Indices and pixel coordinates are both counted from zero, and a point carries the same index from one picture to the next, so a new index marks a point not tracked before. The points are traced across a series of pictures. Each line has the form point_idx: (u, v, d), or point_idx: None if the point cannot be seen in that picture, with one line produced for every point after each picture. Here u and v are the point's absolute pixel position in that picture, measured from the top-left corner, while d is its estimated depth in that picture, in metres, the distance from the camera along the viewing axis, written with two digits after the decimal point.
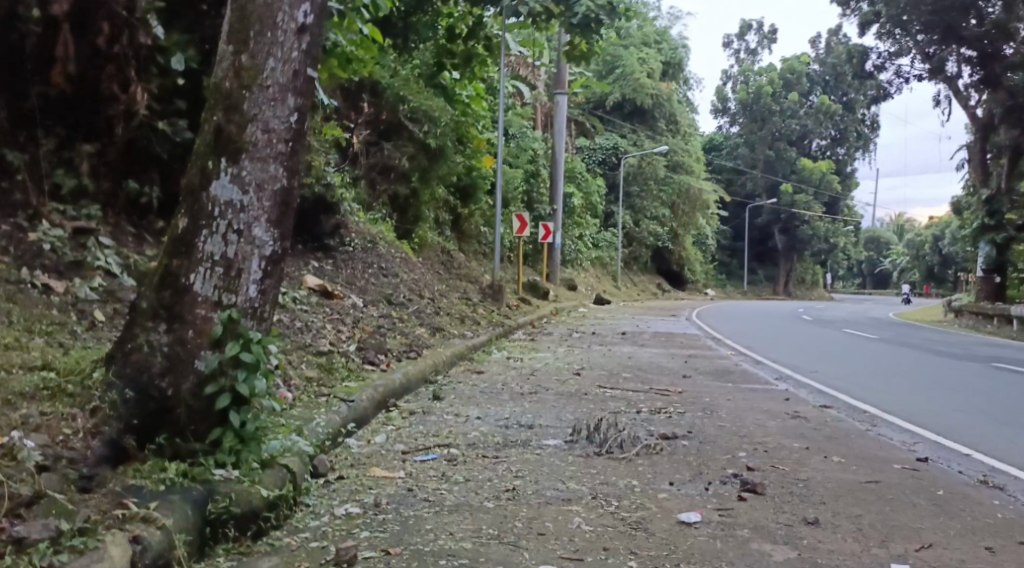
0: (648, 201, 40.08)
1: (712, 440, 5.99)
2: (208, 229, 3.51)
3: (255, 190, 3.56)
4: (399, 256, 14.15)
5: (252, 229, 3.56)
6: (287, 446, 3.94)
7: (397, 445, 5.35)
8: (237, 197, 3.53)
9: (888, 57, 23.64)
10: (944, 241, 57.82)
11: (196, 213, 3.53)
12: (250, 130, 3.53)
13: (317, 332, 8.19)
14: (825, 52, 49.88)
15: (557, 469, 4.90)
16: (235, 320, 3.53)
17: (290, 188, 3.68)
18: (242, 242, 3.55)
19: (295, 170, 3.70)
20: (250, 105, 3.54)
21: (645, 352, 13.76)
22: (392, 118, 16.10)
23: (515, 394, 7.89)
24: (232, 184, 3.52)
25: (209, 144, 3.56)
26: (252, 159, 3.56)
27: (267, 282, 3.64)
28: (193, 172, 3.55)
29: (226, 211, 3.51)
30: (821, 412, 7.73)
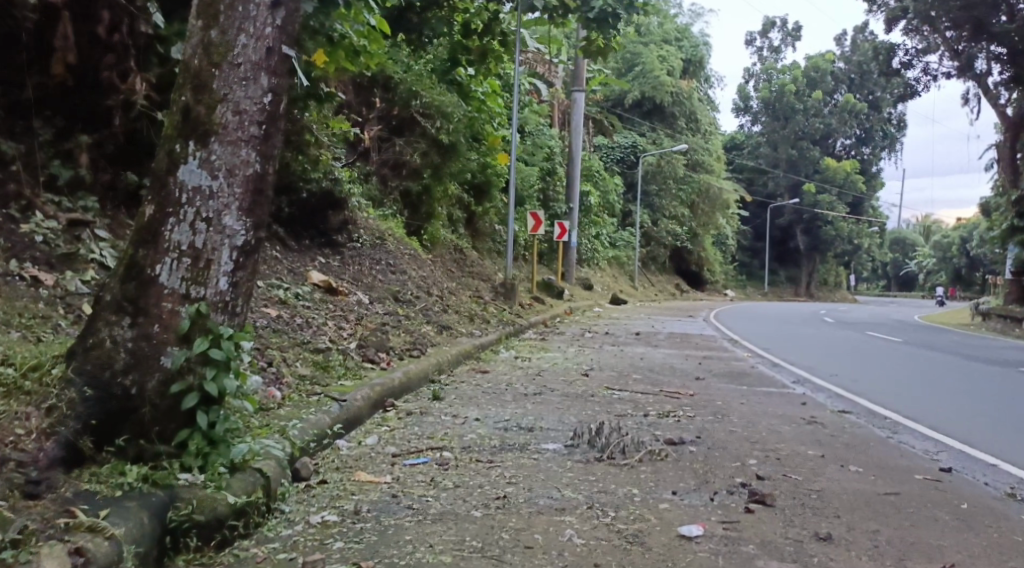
0: (666, 200, 39.72)
1: (724, 447, 5.71)
2: (175, 217, 3.42)
3: (225, 175, 3.49)
4: (408, 253, 13.94)
5: (222, 217, 3.47)
6: (263, 448, 3.74)
7: (389, 447, 5.14)
8: (205, 182, 3.46)
9: (915, 54, 23.24)
10: (970, 243, 56.96)
11: (163, 199, 3.44)
12: (219, 112, 3.48)
13: (317, 330, 8.00)
14: (850, 50, 49.22)
15: (554, 475, 4.65)
16: (203, 314, 3.37)
17: (262, 174, 3.61)
18: (211, 231, 3.44)
19: (268, 156, 3.63)
20: (220, 84, 3.50)
21: (658, 353, 13.46)
22: (405, 113, 15.82)
23: (519, 395, 7.64)
24: (201, 169, 3.45)
25: (178, 126, 3.49)
26: (222, 143, 3.50)
27: (238, 273, 3.52)
28: (161, 157, 3.49)
29: (194, 196, 3.44)
30: (838, 417, 7.45)
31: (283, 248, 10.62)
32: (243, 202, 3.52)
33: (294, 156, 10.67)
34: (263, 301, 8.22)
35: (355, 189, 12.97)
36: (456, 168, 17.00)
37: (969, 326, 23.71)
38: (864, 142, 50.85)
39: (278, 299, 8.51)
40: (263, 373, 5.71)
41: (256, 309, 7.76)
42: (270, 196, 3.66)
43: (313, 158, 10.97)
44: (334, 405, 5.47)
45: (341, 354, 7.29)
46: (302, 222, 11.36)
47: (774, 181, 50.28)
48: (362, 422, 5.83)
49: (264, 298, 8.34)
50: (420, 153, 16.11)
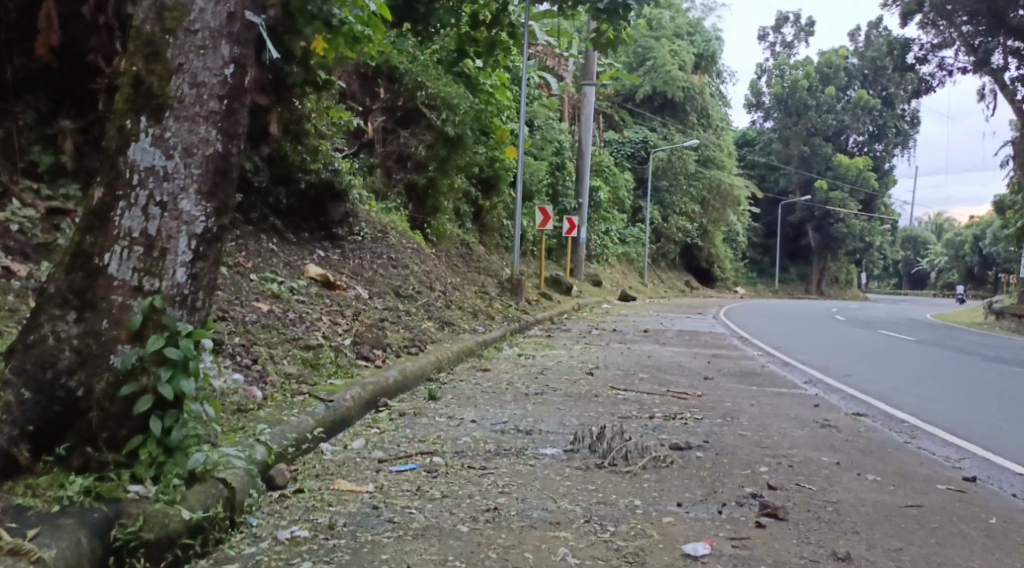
0: (677, 196, 39.32)
1: (734, 452, 5.35)
2: (126, 201, 3.20)
3: (181, 155, 3.27)
4: (410, 247, 13.60)
5: (178, 201, 3.24)
6: (231, 454, 3.43)
7: (376, 451, 4.82)
8: (159, 161, 3.24)
9: (930, 49, 22.72)
10: (984, 241, 56.34)
11: (113, 182, 3.23)
12: (175, 83, 3.27)
13: (311, 325, 7.70)
14: (864, 46, 48.65)
15: (550, 485, 4.30)
16: (157, 309, 3.12)
17: (225, 154, 3.39)
18: (166, 217, 3.22)
19: (232, 134, 3.41)
20: (175, 53, 3.29)
21: (666, 350, 13.09)
22: (410, 103, 15.45)
23: (519, 394, 7.31)
24: (154, 147, 3.23)
25: (130, 100, 3.28)
26: (178, 118, 3.28)
27: (198, 264, 3.28)
28: (112, 134, 3.27)
29: (147, 177, 3.22)
30: (854, 420, 7.09)
31: (281, 240, 10.32)
32: (202, 183, 3.30)
33: (291, 145, 10.38)
34: (256, 295, 7.93)
35: (357, 182, 12.67)
36: (463, 161, 16.63)
37: (984, 325, 23.23)
38: (878, 138, 50.18)
39: (271, 293, 8.21)
40: (246, 372, 5.41)
41: (246, 303, 7.48)
42: (234, 178, 3.44)
43: (311, 149, 10.67)
44: (320, 405, 5.18)
45: (333, 350, 6.99)
46: (301, 214, 11.05)
47: (786, 177, 49.77)
48: (352, 423, 5.53)
49: (256, 292, 8.05)
50: (425, 145, 15.80)
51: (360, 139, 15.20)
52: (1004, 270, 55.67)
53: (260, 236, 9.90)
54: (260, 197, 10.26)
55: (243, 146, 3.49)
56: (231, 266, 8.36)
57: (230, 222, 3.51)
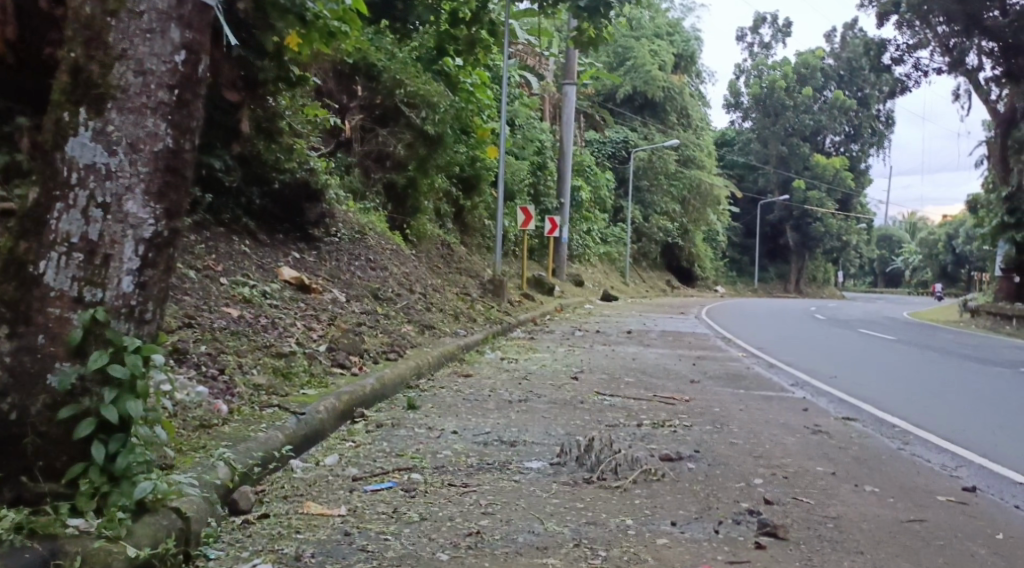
0: (658, 196, 39.20)
1: (726, 463, 5.08)
2: (64, 203, 2.96)
3: (127, 151, 3.04)
4: (389, 248, 13.28)
5: (122, 203, 3.01)
6: (187, 482, 3.16)
7: (350, 468, 4.52)
8: (100, 158, 3.00)
9: (906, 50, 22.61)
10: (959, 240, 56.77)
11: (48, 181, 2.98)
12: (117, 70, 3.01)
13: (284, 331, 7.40)
14: (841, 46, 48.76)
15: (535, 503, 4.01)
16: (99, 322, 2.93)
17: (176, 150, 3.15)
18: (109, 220, 2.99)
19: (184, 129, 3.17)
20: (118, 37, 3.03)
21: (651, 353, 12.86)
22: (388, 102, 15.15)
23: (502, 402, 7.03)
24: (94, 142, 2.98)
25: (67, 89, 3.01)
26: (122, 110, 3.03)
27: (147, 272, 3.06)
28: (48, 128, 3.01)
29: (87, 176, 2.98)
30: (846, 426, 6.87)
31: (254, 242, 10.00)
32: (150, 183, 3.06)
33: (264, 144, 10.04)
34: (226, 300, 7.62)
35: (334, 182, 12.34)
36: (444, 160, 16.33)
37: (962, 323, 23.25)
38: (854, 139, 50.33)
39: (242, 297, 7.90)
40: (210, 384, 5.10)
41: (215, 308, 7.17)
42: (187, 176, 3.20)
43: (286, 147, 10.35)
44: (289, 418, 4.89)
45: (305, 358, 6.68)
46: (276, 214, 10.72)
47: (766, 177, 49.87)
48: (324, 437, 5.23)
49: (226, 296, 7.74)
50: (403, 144, 15.52)
51: (337, 138, 15.00)
52: (980, 268, 56.11)
53: (232, 238, 9.58)
54: (233, 198, 9.92)
55: (197, 140, 3.25)
56: (201, 269, 8.04)
57: (184, 224, 3.27)
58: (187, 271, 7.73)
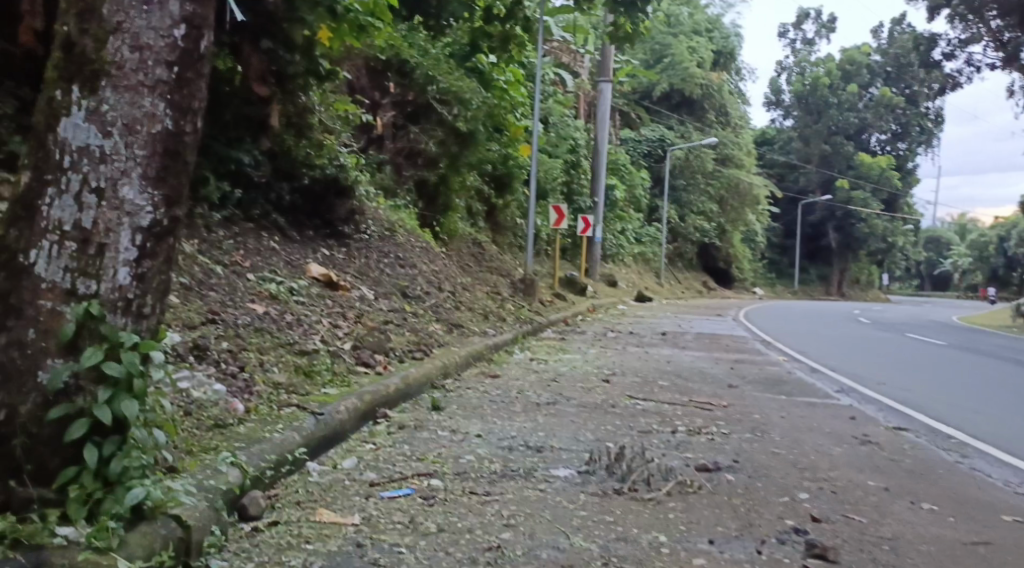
0: (694, 195, 38.73)
1: (770, 477, 4.91)
2: (55, 188, 2.89)
3: (122, 132, 2.94)
4: (419, 246, 13.11)
5: (118, 188, 2.93)
6: (189, 486, 3.06)
7: (368, 473, 4.31)
8: (94, 140, 2.92)
9: (956, 45, 21.93)
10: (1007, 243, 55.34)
11: (40, 164, 2.92)
12: (111, 45, 2.92)
13: (308, 328, 7.23)
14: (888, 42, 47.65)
15: (561, 516, 3.78)
16: (92, 316, 2.84)
17: (177, 132, 3.06)
18: (103, 207, 2.90)
19: (185, 109, 3.08)
20: (113, 10, 2.93)
21: (687, 355, 12.54)
22: (420, 98, 14.96)
23: (529, 405, 6.79)
24: (87, 123, 2.91)
25: (61, 65, 2.95)
26: (117, 88, 2.94)
27: (144, 263, 2.97)
28: (42, 108, 2.96)
29: (80, 159, 2.90)
30: (895, 439, 6.55)
31: (282, 238, 9.85)
32: (148, 167, 2.97)
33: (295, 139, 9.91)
34: (251, 296, 7.46)
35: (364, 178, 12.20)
36: (475, 158, 16.15)
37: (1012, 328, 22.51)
38: (900, 137, 49.14)
39: (268, 294, 7.73)
40: (228, 382, 4.91)
41: (240, 305, 7.01)
42: (188, 161, 3.11)
43: (316, 143, 10.22)
44: (307, 419, 4.69)
45: (326, 356, 6.48)
46: (304, 210, 10.57)
47: (806, 177, 49.13)
48: (344, 439, 5.03)
49: (252, 293, 7.57)
50: (435, 141, 15.25)
51: (368, 134, 14.67)
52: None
53: (260, 234, 9.42)
54: (263, 193, 9.76)
55: (200, 121, 3.15)
56: (228, 264, 7.88)
57: (185, 213, 3.19)
58: (213, 265, 7.58)
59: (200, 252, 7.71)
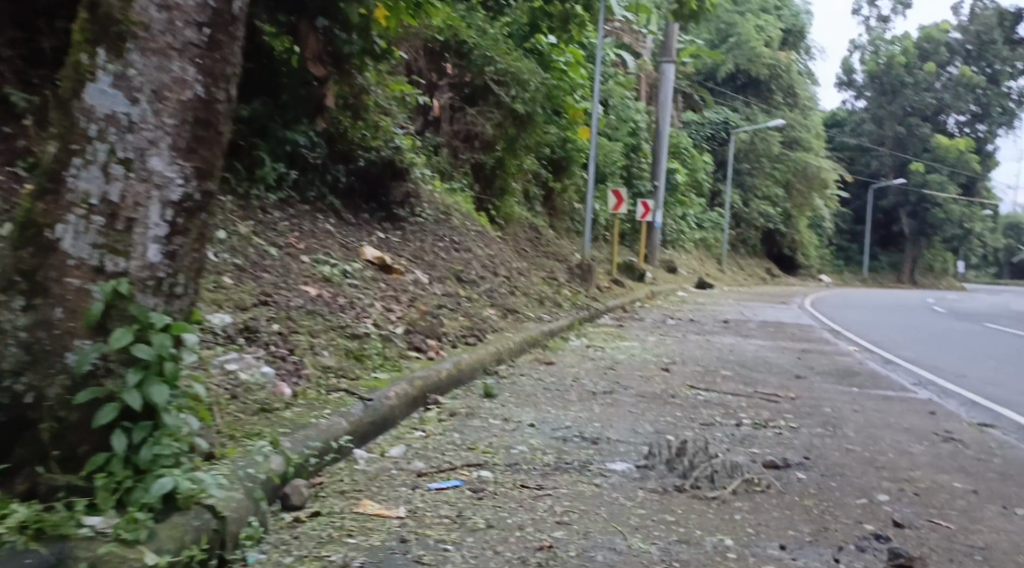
0: (759, 179, 37.88)
1: (846, 476, 4.65)
2: (81, 158, 2.89)
3: (151, 99, 2.96)
4: (475, 230, 12.96)
5: (147, 160, 2.95)
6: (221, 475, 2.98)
7: (416, 462, 4.15)
8: (120, 106, 2.92)
9: None
10: None
11: (66, 131, 2.92)
12: (139, 5, 2.93)
13: (361, 311, 7.13)
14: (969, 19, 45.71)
15: (618, 514, 3.58)
16: (121, 295, 2.85)
17: (207, 99, 3.07)
18: (132, 179, 2.92)
19: (217, 76, 3.10)
20: None
21: (750, 344, 12.17)
22: (478, 79, 14.80)
23: (585, 393, 6.58)
24: (114, 88, 2.91)
25: (87, 27, 2.95)
26: (144, 50, 2.94)
27: (174, 240, 3.01)
28: (67, 73, 2.96)
29: (107, 126, 2.91)
30: (980, 439, 6.17)
31: (338, 220, 9.78)
32: (178, 137, 2.99)
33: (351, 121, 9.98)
34: (304, 278, 7.39)
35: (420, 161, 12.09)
36: (532, 140, 15.94)
37: None
38: (981, 119, 47.05)
39: (322, 276, 7.65)
40: (277, 364, 4.80)
41: (293, 287, 6.94)
42: (220, 130, 3.13)
43: (371, 124, 10.27)
44: (356, 404, 4.55)
45: (377, 340, 6.35)
46: (360, 193, 10.51)
47: (879, 160, 47.65)
48: (393, 426, 4.90)
49: (306, 275, 7.50)
50: (492, 123, 15.08)
51: (427, 116, 14.64)
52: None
53: (316, 216, 9.34)
54: (319, 175, 9.69)
55: (232, 89, 3.17)
56: (283, 247, 7.82)
57: (218, 187, 3.21)
58: (267, 246, 7.52)
59: (255, 233, 7.62)
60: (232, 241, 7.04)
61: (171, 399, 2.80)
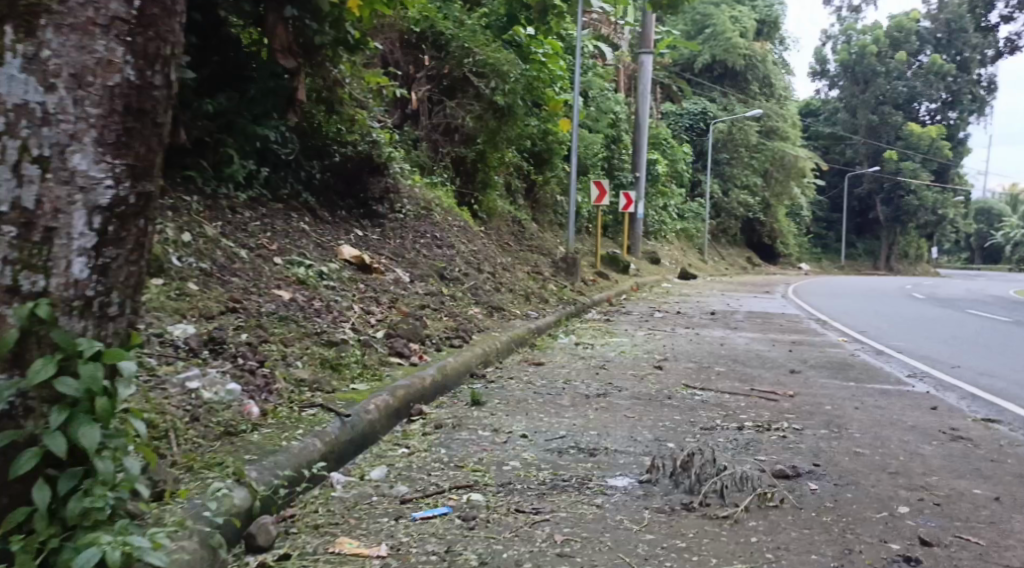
0: (738, 169, 37.69)
1: (859, 485, 4.29)
2: None
3: (70, 86, 2.72)
4: (457, 224, 12.56)
5: (71, 157, 2.73)
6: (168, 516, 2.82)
7: (400, 485, 3.79)
8: (34, 95, 2.67)
9: (1015, 7, 20.67)
10: None
11: None
12: None
13: (337, 315, 6.74)
14: None
15: (624, 542, 3.25)
16: (41, 317, 2.63)
17: (139, 83, 2.85)
18: (55, 180, 2.70)
19: (151, 56, 2.88)
20: None
21: (740, 337, 11.86)
22: (456, 71, 14.35)
23: (577, 397, 6.23)
24: (24, 76, 2.65)
25: None
26: (60, 32, 2.70)
27: (106, 248, 2.81)
28: None
29: (20, 120, 2.65)
30: (990, 435, 5.88)
31: (313, 218, 9.38)
32: (105, 130, 2.78)
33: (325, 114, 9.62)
34: (277, 281, 6.99)
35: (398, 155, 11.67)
36: (515, 132, 15.46)
37: None
38: (952, 106, 47.18)
39: (296, 279, 7.25)
40: (244, 379, 4.41)
41: (265, 291, 6.56)
42: (156, 120, 2.93)
43: (347, 118, 9.85)
44: (330, 422, 4.17)
45: (355, 347, 5.96)
46: (337, 189, 10.10)
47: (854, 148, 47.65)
48: (374, 442, 4.53)
49: (279, 278, 7.10)
50: (472, 116, 14.62)
51: (405, 110, 14.45)
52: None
53: (290, 215, 8.93)
54: (291, 171, 9.29)
55: (170, 71, 2.96)
56: (254, 249, 7.42)
57: (153, 182, 3.01)
58: (237, 248, 7.12)
59: (223, 235, 7.22)
60: (198, 245, 6.65)
61: (104, 443, 2.61)
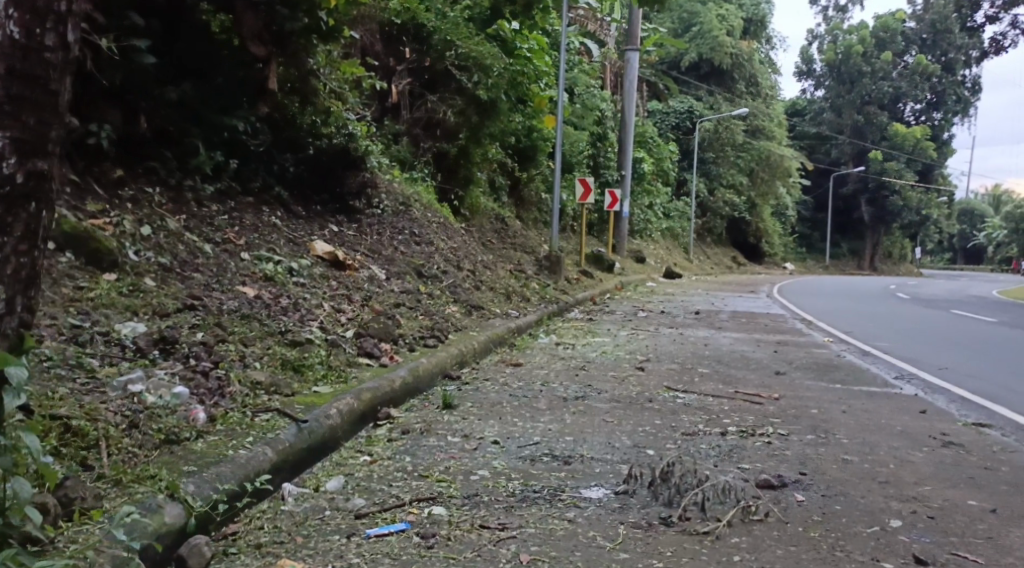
0: (724, 168, 37.56)
1: (848, 496, 4.05)
2: None
3: None
4: (436, 221, 12.25)
5: None
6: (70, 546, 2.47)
7: (356, 498, 3.51)
8: None
9: (1001, 7, 20.56)
10: None
11: None
12: None
13: (305, 313, 6.44)
14: None
15: (596, 563, 3.00)
16: None
17: (25, 42, 2.83)
18: None
19: (40, 13, 2.84)
20: None
21: (724, 337, 11.63)
22: (438, 65, 14.01)
23: (554, 400, 5.95)
24: None
25: None
26: None
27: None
28: None
29: None
30: (982, 440, 5.65)
31: (285, 213, 9.07)
32: None
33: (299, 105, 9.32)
34: (242, 277, 6.69)
35: (377, 149, 11.36)
36: (499, 128, 15.15)
37: None
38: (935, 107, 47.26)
39: (263, 275, 6.94)
40: (194, 383, 4.13)
41: (229, 288, 6.25)
42: (51, 83, 2.91)
43: (321, 110, 9.53)
44: (284, 428, 3.89)
45: (321, 347, 5.66)
46: (312, 183, 9.79)
47: (839, 148, 47.64)
48: (335, 449, 4.24)
49: (245, 274, 6.79)
50: (454, 110, 14.29)
51: (386, 102, 14.04)
52: None
53: (261, 209, 8.61)
54: (264, 164, 8.98)
55: (66, 28, 2.92)
56: (220, 243, 7.11)
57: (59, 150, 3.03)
58: (201, 242, 6.82)
59: (187, 229, 6.90)
60: (158, 238, 6.35)
61: None
